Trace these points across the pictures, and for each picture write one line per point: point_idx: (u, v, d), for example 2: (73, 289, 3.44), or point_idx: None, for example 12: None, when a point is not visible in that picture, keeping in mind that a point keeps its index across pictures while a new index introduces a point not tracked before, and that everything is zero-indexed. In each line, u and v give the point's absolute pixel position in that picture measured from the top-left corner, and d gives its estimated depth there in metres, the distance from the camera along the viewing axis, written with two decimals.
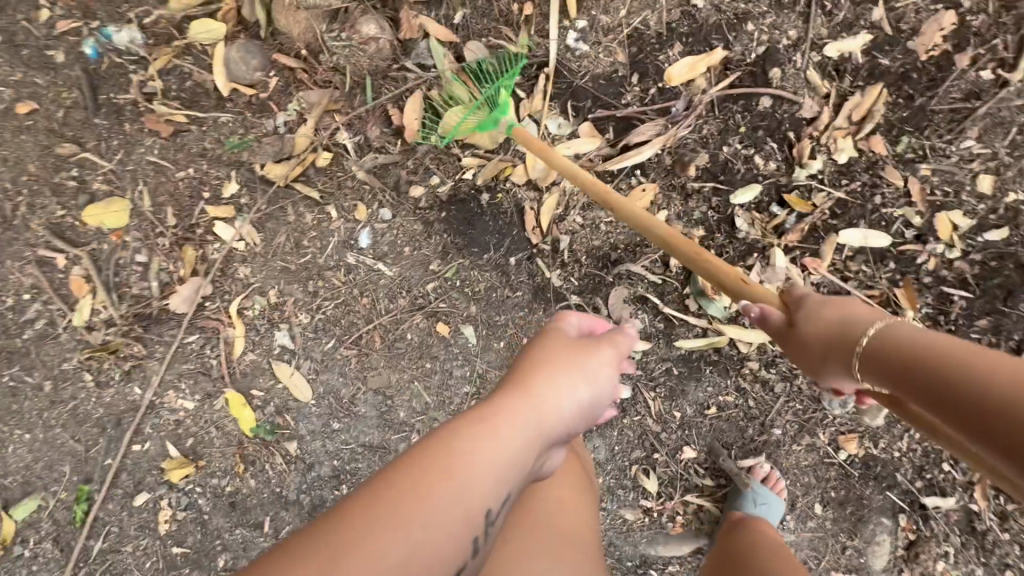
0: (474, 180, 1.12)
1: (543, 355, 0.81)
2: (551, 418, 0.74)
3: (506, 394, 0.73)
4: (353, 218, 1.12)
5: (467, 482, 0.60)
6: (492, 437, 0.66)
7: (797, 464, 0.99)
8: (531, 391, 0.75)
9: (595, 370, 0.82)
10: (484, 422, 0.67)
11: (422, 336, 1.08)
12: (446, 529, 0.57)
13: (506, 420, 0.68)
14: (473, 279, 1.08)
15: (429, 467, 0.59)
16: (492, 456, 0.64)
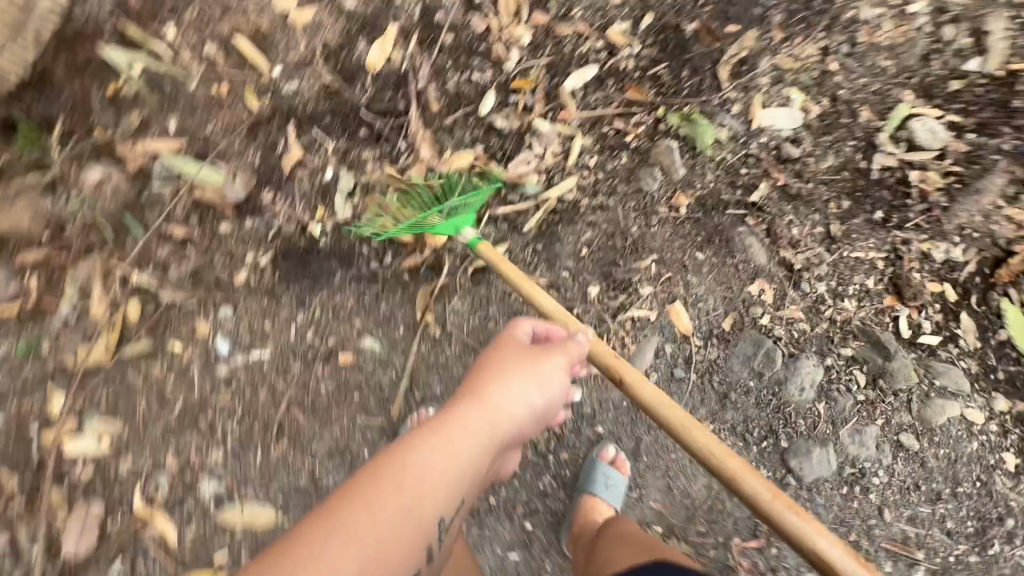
0: (284, 233, 1.16)
1: (495, 364, 0.85)
2: (501, 424, 0.80)
3: (462, 405, 0.80)
4: (200, 338, 1.09)
5: (420, 485, 0.70)
6: (436, 446, 0.73)
7: (664, 240, 1.18)
8: (481, 400, 0.80)
9: (546, 374, 0.86)
10: (441, 436, 0.74)
11: (334, 379, 1.08)
12: (399, 533, 0.67)
13: (454, 437, 0.74)
14: (340, 303, 1.11)
15: (386, 494, 0.67)
16: (433, 469, 0.71)
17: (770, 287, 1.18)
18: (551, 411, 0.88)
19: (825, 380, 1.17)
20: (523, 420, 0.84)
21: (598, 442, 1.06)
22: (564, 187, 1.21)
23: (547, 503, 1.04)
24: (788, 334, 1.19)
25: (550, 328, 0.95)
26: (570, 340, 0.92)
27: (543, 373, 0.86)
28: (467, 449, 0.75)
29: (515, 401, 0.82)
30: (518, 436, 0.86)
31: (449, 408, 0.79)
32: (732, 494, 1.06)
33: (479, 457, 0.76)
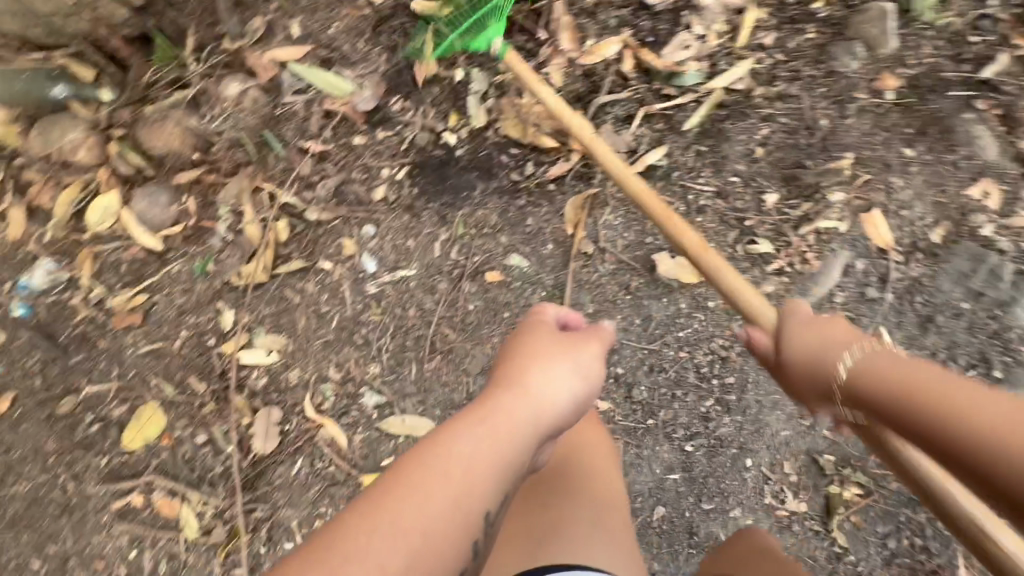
0: (418, 145, 1.09)
1: (527, 340, 0.67)
2: (547, 406, 0.61)
3: (493, 389, 0.61)
4: (347, 256, 1.09)
5: (447, 483, 0.50)
6: (480, 429, 0.55)
7: (861, 133, 0.96)
8: (520, 381, 0.61)
9: (590, 360, 0.66)
10: (473, 420, 0.56)
11: (482, 297, 1.04)
12: (416, 557, 0.47)
13: (487, 424, 0.56)
14: (483, 218, 1.05)
15: (418, 482, 0.50)
16: (466, 462, 0.52)
17: (1000, 189, 0.94)
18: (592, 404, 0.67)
19: None
20: (566, 411, 0.63)
21: (770, 366, 0.97)
22: (738, 72, 1.02)
23: (711, 428, 0.98)
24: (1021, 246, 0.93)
25: (576, 317, 0.73)
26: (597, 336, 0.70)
27: (587, 358, 0.66)
28: (501, 442, 0.55)
29: (558, 386, 0.62)
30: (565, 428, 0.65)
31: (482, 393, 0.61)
32: None
33: (520, 451, 0.56)
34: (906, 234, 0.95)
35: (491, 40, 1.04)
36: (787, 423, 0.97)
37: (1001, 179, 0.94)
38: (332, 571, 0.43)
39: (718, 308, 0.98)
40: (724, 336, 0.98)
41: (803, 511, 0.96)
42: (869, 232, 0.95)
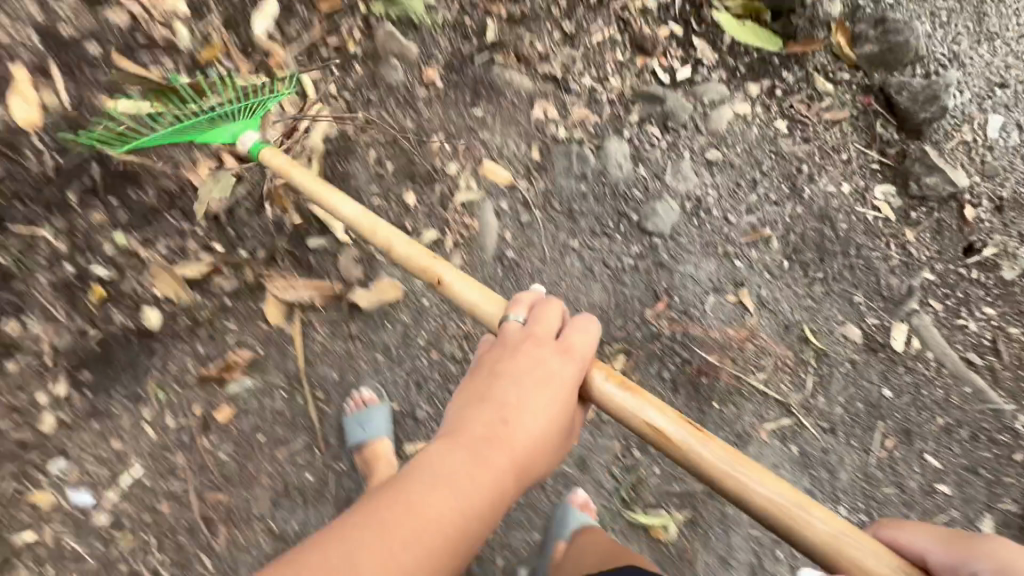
0: (64, 348, 0.96)
1: (539, 348, 0.73)
2: (512, 438, 0.66)
3: (530, 356, 0.72)
4: (47, 508, 0.89)
5: (511, 444, 0.65)
6: (463, 457, 0.62)
7: (441, 117, 1.15)
8: (513, 364, 0.72)
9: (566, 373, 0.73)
10: (536, 386, 0.70)
11: (226, 439, 0.95)
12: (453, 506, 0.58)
13: (525, 397, 0.69)
14: (176, 369, 0.96)
15: (469, 448, 0.63)
16: (442, 496, 0.58)
17: (551, 103, 1.22)
18: (561, 432, 0.71)
19: (633, 149, 1.21)
20: (544, 444, 0.68)
21: None
22: (322, 124, 1.12)
23: None
24: (587, 132, 1.22)
25: (550, 319, 0.76)
26: (559, 344, 0.74)
27: (554, 389, 0.71)
28: (539, 407, 0.69)
29: (540, 426, 0.68)
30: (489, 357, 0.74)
31: (450, 425, 0.68)
32: (625, 281, 1.16)
33: (547, 417, 0.69)
34: (517, 165, 1.16)
35: (246, 129, 1.03)
36: None
37: (546, 94, 1.22)
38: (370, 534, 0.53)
39: (434, 302, 1.07)
40: (454, 320, 1.07)
41: None
42: (493, 178, 1.14)
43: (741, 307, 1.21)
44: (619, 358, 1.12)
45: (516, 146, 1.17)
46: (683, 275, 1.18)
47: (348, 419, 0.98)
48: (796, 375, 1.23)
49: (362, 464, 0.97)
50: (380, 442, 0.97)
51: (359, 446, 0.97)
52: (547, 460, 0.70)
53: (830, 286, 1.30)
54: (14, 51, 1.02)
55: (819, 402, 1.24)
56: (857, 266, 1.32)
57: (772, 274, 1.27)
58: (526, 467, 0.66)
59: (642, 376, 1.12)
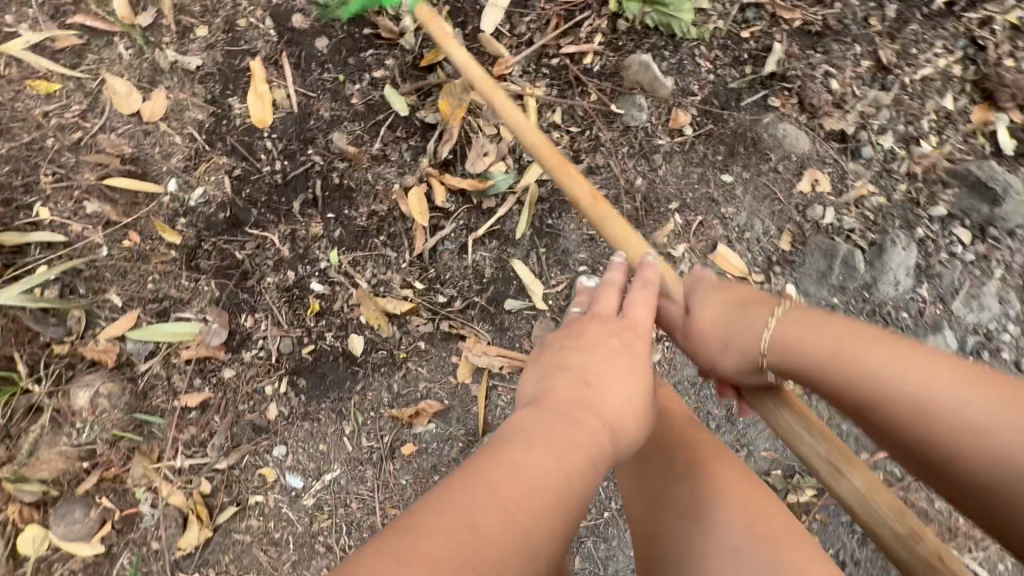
0: (286, 351, 1.07)
1: (629, 324, 0.72)
2: (599, 402, 0.63)
3: (614, 333, 0.71)
4: (271, 483, 1.08)
5: (603, 408, 0.63)
6: (556, 421, 0.59)
7: (679, 178, 0.94)
8: (597, 342, 0.69)
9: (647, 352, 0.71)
10: (620, 356, 0.68)
11: (408, 471, 1.04)
12: (547, 469, 0.54)
13: (607, 369, 0.66)
14: (374, 398, 1.04)
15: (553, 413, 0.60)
16: (543, 457, 0.55)
17: (826, 173, 0.94)
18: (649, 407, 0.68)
19: (920, 257, 0.92)
20: (631, 416, 0.65)
21: None
22: (538, 167, 1.00)
23: None
24: (863, 219, 0.93)
25: (611, 299, 0.74)
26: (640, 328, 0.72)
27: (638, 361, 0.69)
28: (626, 381, 0.66)
29: (630, 399, 0.65)
30: (581, 332, 0.72)
31: (531, 393, 0.66)
32: None
33: (608, 389, 0.64)
34: (758, 253, 0.94)
35: None
36: None
37: (823, 159, 0.94)
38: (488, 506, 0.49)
39: None
40: None
41: None
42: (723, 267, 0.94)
43: None
44: (810, 494, 1.00)
45: (763, 227, 0.94)
46: None
47: None
48: None
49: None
50: None
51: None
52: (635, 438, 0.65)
53: None
54: (257, 47, 1.02)
55: None
56: None
57: None
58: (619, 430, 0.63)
59: (830, 521, 1.00)
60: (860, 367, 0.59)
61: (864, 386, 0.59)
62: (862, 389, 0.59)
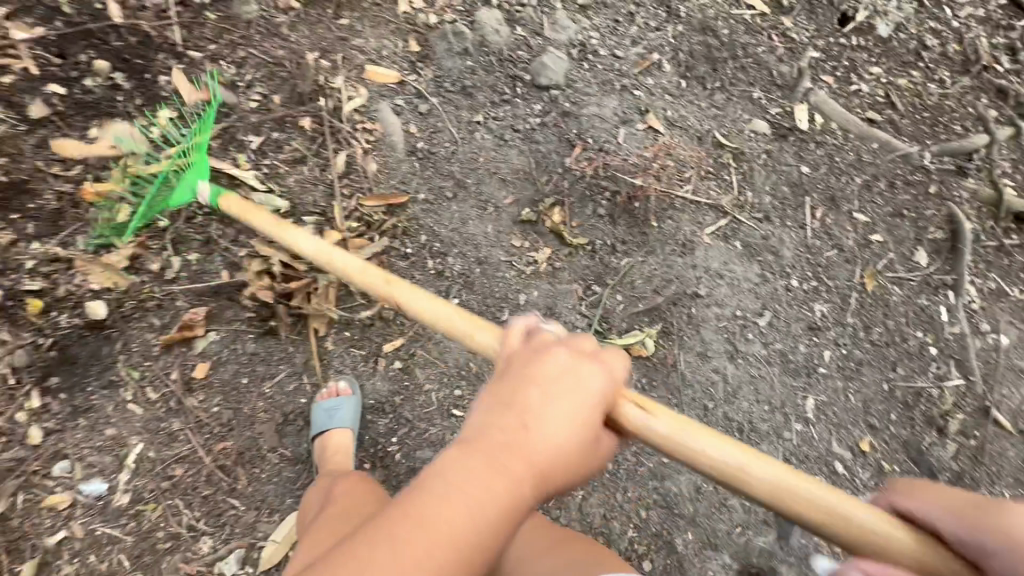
0: (20, 365, 0.95)
1: (534, 373, 0.57)
2: (529, 451, 0.52)
3: (525, 383, 0.57)
4: (68, 504, 0.92)
5: (527, 449, 0.52)
6: (469, 468, 0.50)
7: (310, 37, 1.14)
8: (522, 386, 0.57)
9: (586, 393, 0.57)
10: (549, 389, 0.56)
11: (214, 392, 0.99)
12: (450, 528, 0.48)
13: (536, 420, 0.54)
14: (142, 347, 0.98)
15: (462, 466, 0.51)
16: (449, 502, 0.48)
17: None
18: (595, 433, 0.57)
19: (507, 16, 1.23)
20: (561, 460, 0.53)
21: (431, 205, 1.12)
22: (204, 66, 1.11)
23: (449, 274, 1.10)
24: (456, 12, 1.21)
25: (572, 355, 0.59)
26: (603, 355, 0.61)
27: (584, 403, 0.57)
28: (559, 425, 0.54)
29: (563, 433, 0.54)
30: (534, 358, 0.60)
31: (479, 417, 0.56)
32: (537, 139, 1.20)
33: (534, 446, 0.52)
34: (399, 62, 1.16)
35: None
36: (485, 222, 1.15)
37: None
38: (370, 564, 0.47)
39: (366, 212, 1.09)
40: (389, 221, 1.09)
41: (550, 253, 1.17)
42: (380, 80, 1.15)
43: (652, 132, 1.27)
44: (556, 210, 1.18)
45: (391, 43, 1.17)
46: (590, 117, 1.23)
47: (317, 405, 0.98)
48: (720, 179, 1.32)
49: (319, 451, 0.96)
50: (341, 431, 0.96)
51: (321, 432, 0.96)
52: (578, 474, 0.56)
53: (731, 90, 1.38)
54: None
55: (748, 197, 1.34)
56: (748, 65, 1.40)
57: (671, 95, 1.32)
58: (548, 475, 0.52)
59: (581, 220, 1.19)
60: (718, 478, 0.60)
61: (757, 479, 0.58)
62: (736, 468, 0.58)
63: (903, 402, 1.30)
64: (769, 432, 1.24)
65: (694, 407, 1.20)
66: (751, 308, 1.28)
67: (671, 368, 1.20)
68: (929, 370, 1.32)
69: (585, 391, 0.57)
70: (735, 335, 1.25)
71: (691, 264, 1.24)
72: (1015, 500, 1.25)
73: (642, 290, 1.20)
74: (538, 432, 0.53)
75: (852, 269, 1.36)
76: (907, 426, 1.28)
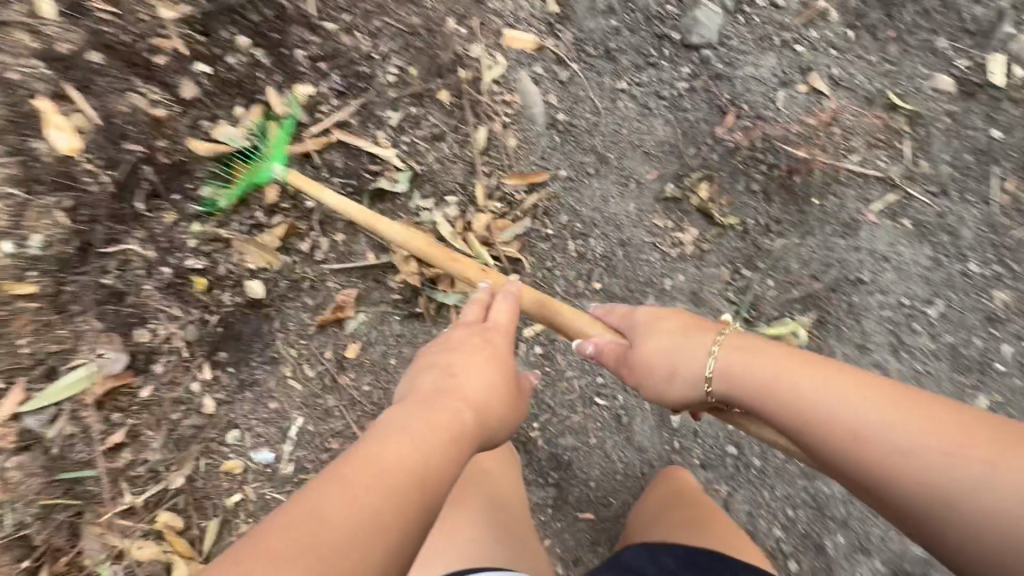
0: (192, 339, 1.01)
1: (464, 345, 0.75)
2: (460, 391, 0.67)
3: (453, 352, 0.74)
4: (242, 468, 1.00)
5: (457, 393, 0.67)
6: (415, 414, 0.61)
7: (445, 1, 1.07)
8: (457, 355, 0.73)
9: (501, 348, 0.77)
10: (464, 352, 0.74)
11: (364, 372, 1.01)
12: (406, 454, 0.55)
13: (460, 376, 0.70)
14: (297, 326, 1.01)
15: (409, 415, 0.61)
16: (403, 439, 0.57)
17: None
18: (508, 385, 0.73)
19: None
20: (484, 402, 0.69)
21: (573, 182, 1.05)
22: (339, 38, 1.08)
23: (591, 256, 1.04)
24: None
25: (473, 309, 0.81)
26: (495, 313, 0.81)
27: (493, 359, 0.75)
28: (477, 375, 0.71)
29: (486, 380, 0.71)
30: (448, 339, 0.77)
31: (411, 387, 0.69)
32: (685, 106, 1.09)
33: (462, 395, 0.67)
34: (537, 24, 1.07)
35: None
36: (627, 201, 1.07)
37: None
38: (342, 495, 0.50)
39: (505, 191, 1.04)
40: (529, 200, 1.04)
41: (697, 235, 1.08)
42: (518, 47, 1.07)
43: (816, 94, 1.12)
44: (703, 187, 1.08)
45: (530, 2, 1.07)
46: (745, 80, 1.09)
47: None
48: (892, 147, 1.15)
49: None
50: None
51: None
52: (500, 413, 0.71)
53: (909, 41, 1.18)
54: (23, 78, 0.94)
55: (923, 167, 1.16)
56: (933, 9, 1.18)
57: (838, 49, 1.15)
58: (481, 413, 0.67)
59: (732, 198, 1.08)
60: (814, 428, 0.63)
61: (820, 429, 0.62)
62: (859, 463, 0.61)
63: None
64: None
65: None
66: (921, 295, 1.14)
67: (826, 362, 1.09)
68: None
69: (498, 346, 0.77)
70: (900, 326, 1.12)
71: (854, 247, 1.11)
72: None
73: (798, 275, 1.09)
74: (465, 381, 0.69)
75: None
76: None
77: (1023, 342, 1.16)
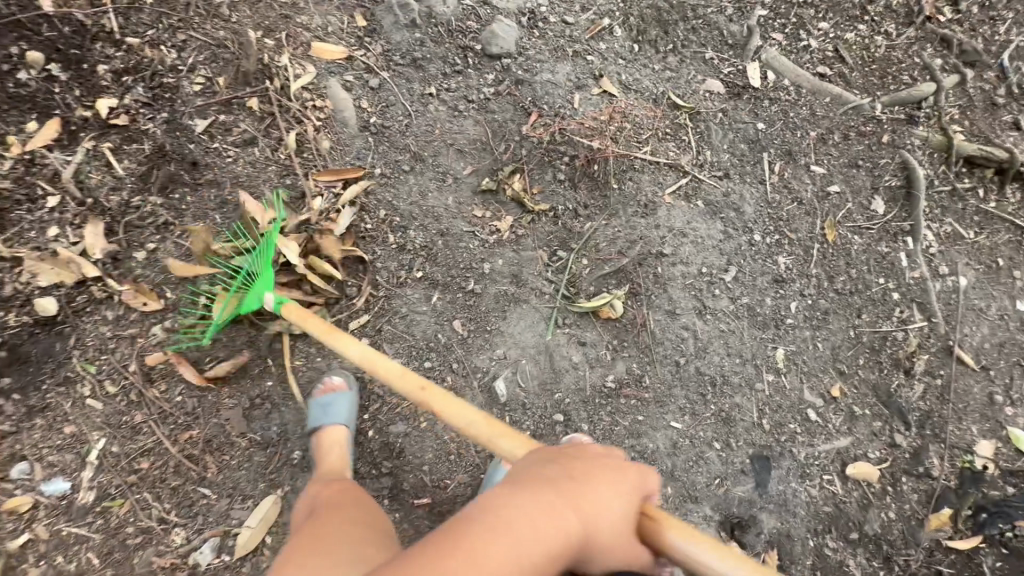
0: None
1: (588, 463, 0.64)
2: (594, 520, 0.59)
3: (590, 484, 0.61)
4: (31, 504, 0.90)
5: (593, 513, 0.59)
6: (530, 506, 0.57)
7: (251, 17, 1.12)
8: (588, 473, 0.63)
9: (630, 490, 0.63)
10: (595, 467, 0.64)
11: (176, 381, 0.97)
12: (507, 558, 0.52)
13: (600, 495, 0.61)
14: (97, 340, 0.96)
15: (521, 508, 0.56)
16: (509, 540, 0.53)
17: None
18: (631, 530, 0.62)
19: None
20: (602, 529, 0.59)
21: (389, 179, 1.11)
22: (142, 50, 1.08)
23: (411, 247, 1.09)
24: None
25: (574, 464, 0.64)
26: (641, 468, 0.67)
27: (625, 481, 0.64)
28: (620, 509, 0.61)
29: (619, 513, 0.61)
30: (587, 451, 0.67)
31: (531, 470, 0.63)
32: (492, 108, 1.19)
33: (592, 521, 0.59)
34: (346, 38, 1.15)
35: None
36: (445, 194, 1.14)
37: None
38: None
39: (321, 190, 1.08)
40: (346, 198, 1.08)
41: (513, 222, 1.16)
42: (328, 57, 1.13)
43: (608, 96, 1.28)
44: (516, 179, 1.18)
45: (338, 20, 1.16)
46: (544, 83, 1.23)
47: (312, 401, 0.97)
48: (679, 139, 1.33)
49: (313, 447, 0.95)
50: (337, 428, 0.95)
51: (316, 429, 0.95)
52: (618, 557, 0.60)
53: (684, 53, 1.39)
54: None
55: (707, 155, 1.35)
56: (698, 27, 1.41)
57: (625, 59, 1.33)
58: (587, 535, 0.58)
59: (542, 187, 1.19)
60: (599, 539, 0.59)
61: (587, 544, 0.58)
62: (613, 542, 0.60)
63: (870, 347, 1.33)
64: (741, 383, 1.25)
65: (665, 363, 1.20)
66: (716, 264, 1.30)
67: (642, 328, 1.20)
68: (893, 315, 1.35)
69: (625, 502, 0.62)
70: (702, 291, 1.27)
71: (654, 224, 1.25)
72: (980, 434, 1.28)
73: (608, 253, 1.21)
74: (604, 501, 0.61)
75: (812, 221, 1.38)
76: (874, 369, 1.31)
77: (807, 297, 1.34)
